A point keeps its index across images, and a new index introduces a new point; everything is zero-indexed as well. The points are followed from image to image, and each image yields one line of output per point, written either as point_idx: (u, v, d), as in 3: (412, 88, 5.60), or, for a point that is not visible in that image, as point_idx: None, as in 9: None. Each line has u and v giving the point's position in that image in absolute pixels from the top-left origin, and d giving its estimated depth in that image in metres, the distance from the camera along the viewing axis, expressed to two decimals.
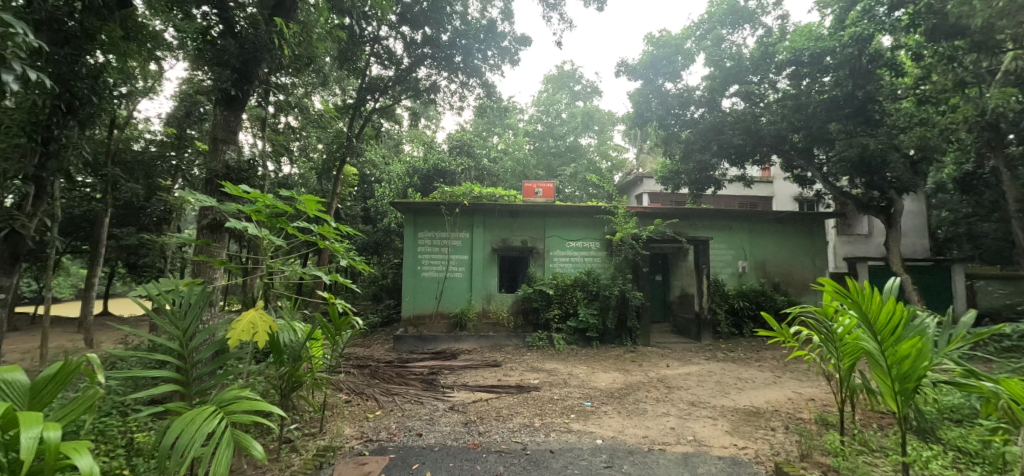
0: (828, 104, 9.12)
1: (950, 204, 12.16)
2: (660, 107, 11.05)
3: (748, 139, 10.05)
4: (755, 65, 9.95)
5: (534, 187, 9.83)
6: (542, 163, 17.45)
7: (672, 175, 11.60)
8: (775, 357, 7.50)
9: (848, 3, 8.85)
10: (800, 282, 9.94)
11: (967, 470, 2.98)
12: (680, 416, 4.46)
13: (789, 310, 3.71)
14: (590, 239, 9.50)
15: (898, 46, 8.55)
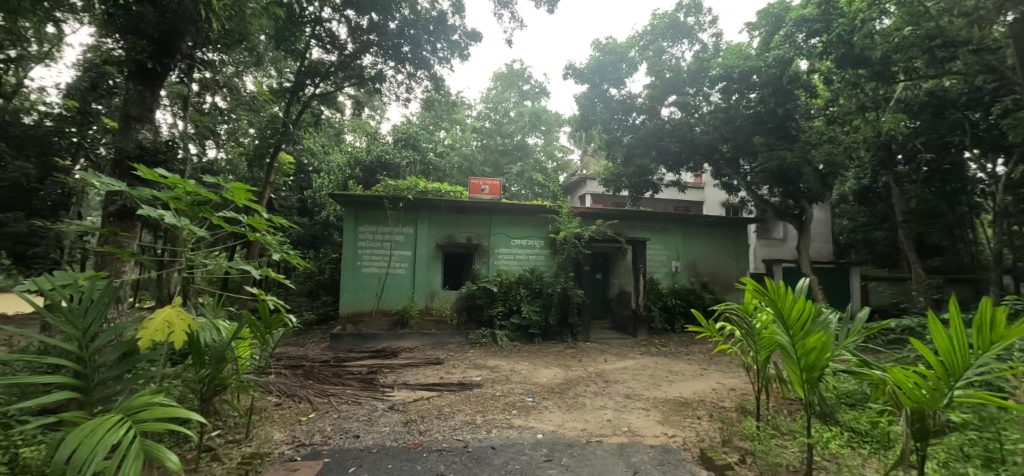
0: (753, 118, 9.95)
1: (850, 214, 13.69)
2: (604, 111, 11.44)
3: (683, 147, 10.74)
4: (691, 78, 10.57)
5: (481, 185, 9.92)
6: (489, 161, 17.61)
7: (614, 178, 12.18)
8: (703, 351, 8.04)
9: (773, 28, 10.05)
10: (724, 282, 10.74)
11: (859, 448, 3.39)
12: (617, 408, 4.67)
13: (716, 307, 3.99)
14: (534, 237, 9.65)
15: (813, 71, 9.45)
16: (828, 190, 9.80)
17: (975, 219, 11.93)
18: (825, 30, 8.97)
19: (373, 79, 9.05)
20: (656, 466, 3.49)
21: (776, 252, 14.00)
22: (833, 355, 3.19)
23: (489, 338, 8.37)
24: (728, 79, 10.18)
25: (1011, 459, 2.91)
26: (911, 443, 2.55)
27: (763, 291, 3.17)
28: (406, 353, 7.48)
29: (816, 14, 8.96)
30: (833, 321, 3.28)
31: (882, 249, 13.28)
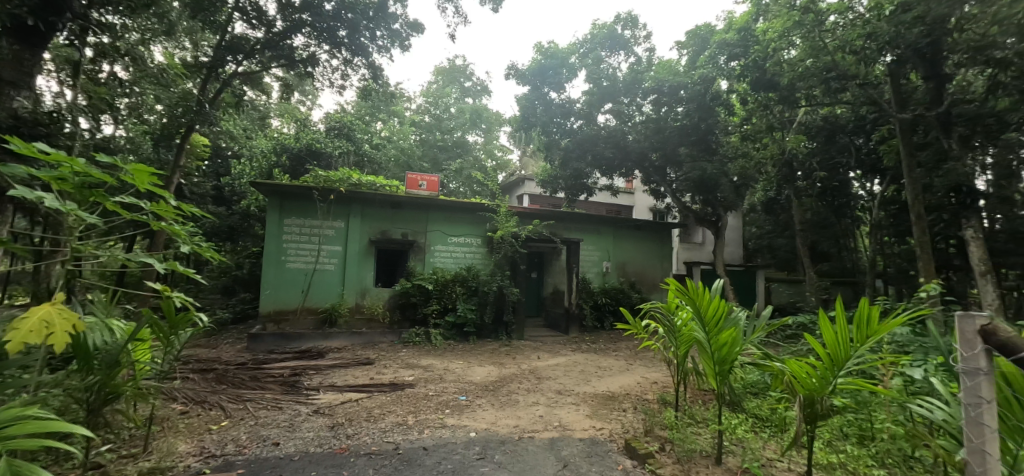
0: (680, 130, 10.67)
1: (757, 222, 15.16)
2: (544, 114, 11.72)
3: (617, 153, 11.27)
4: (626, 88, 11.13)
5: (417, 180, 9.42)
6: (427, 156, 16.53)
7: (551, 179, 12.40)
8: (630, 348, 8.48)
9: (699, 49, 10.87)
10: (650, 282, 11.38)
11: (761, 431, 3.77)
12: (548, 404, 4.79)
13: (641, 306, 4.24)
14: (471, 235, 9.58)
15: (731, 90, 10.32)
16: (741, 199, 10.88)
17: (856, 230, 13.71)
18: (744, 54, 9.65)
19: (305, 61, 8.40)
20: (585, 457, 3.63)
21: (694, 255, 15.15)
22: (742, 349, 3.53)
23: (423, 337, 8.18)
24: (658, 92, 10.81)
25: (879, 436, 3.40)
26: (803, 426, 2.89)
27: (683, 290, 3.43)
28: (333, 354, 7.11)
29: (736, 39, 9.70)
30: (743, 319, 3.61)
31: (782, 255, 14.85)
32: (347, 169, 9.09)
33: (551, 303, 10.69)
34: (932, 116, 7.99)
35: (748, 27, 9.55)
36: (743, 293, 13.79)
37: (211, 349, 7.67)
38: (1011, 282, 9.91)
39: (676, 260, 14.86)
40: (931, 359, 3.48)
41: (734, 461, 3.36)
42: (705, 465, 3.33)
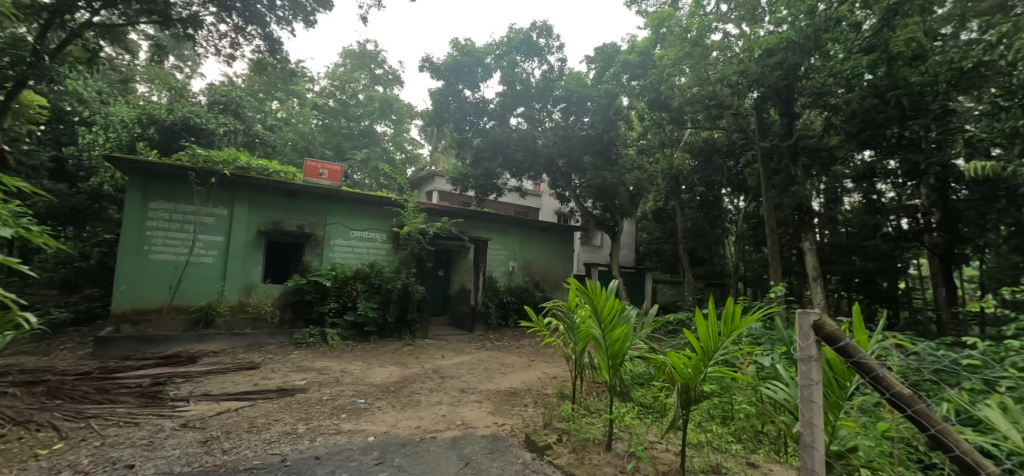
0: (586, 139, 11.31)
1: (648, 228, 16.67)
2: (458, 111, 11.76)
3: (526, 156, 11.61)
4: (538, 94, 11.54)
5: (318, 168, 8.82)
6: (330, 142, 15.42)
7: (462, 177, 12.38)
8: (532, 344, 8.82)
9: (605, 65, 11.41)
10: (553, 281, 11.86)
11: (645, 418, 4.16)
12: (450, 403, 4.76)
13: (544, 305, 4.41)
14: (376, 230, 9.07)
15: (632, 107, 11.16)
16: (635, 207, 11.70)
17: (725, 239, 15.75)
18: (643, 75, 10.73)
19: (186, 21, 7.34)
20: (486, 454, 3.69)
21: (592, 257, 16.24)
22: (631, 344, 3.86)
23: (319, 336, 7.79)
24: (568, 101, 11.35)
25: (737, 415, 3.96)
26: (679, 410, 3.26)
27: (583, 290, 3.65)
28: (207, 358, 6.28)
29: (637, 61, 10.67)
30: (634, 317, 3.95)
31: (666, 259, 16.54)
32: (234, 149, 7.95)
33: (457, 301, 10.67)
34: (785, 146, 9.55)
35: (647, 51, 10.51)
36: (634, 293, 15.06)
37: (38, 356, 6.31)
38: (833, 286, 12.19)
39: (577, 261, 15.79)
40: (778, 349, 4.15)
41: (622, 446, 3.67)
42: (597, 452, 3.59)
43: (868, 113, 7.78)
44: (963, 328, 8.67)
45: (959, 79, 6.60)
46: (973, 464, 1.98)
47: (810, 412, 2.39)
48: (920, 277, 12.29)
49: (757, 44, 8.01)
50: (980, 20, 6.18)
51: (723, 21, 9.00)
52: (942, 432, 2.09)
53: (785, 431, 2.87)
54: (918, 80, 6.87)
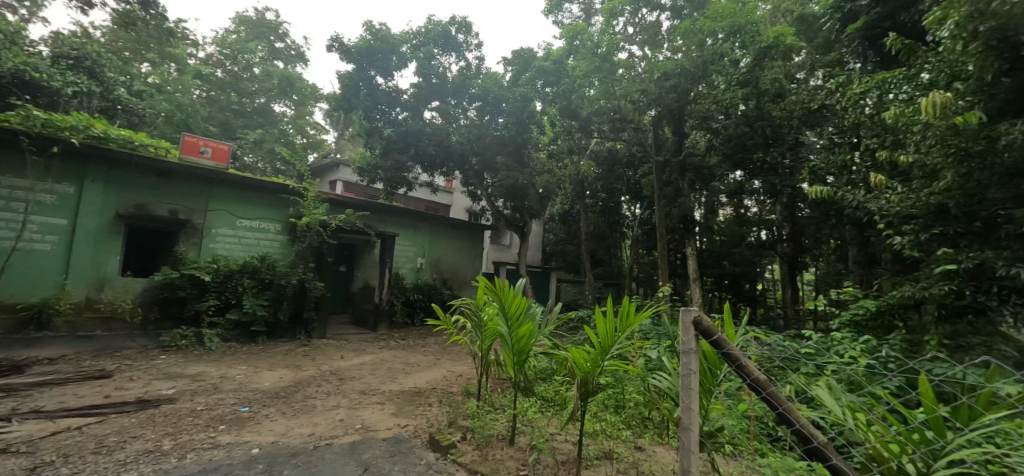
0: (499, 139, 11.40)
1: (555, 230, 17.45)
2: (368, 98, 11.06)
3: (439, 151, 11.37)
4: (454, 90, 11.36)
5: (199, 144, 7.70)
6: (215, 117, 13.31)
7: (370, 168, 11.72)
8: (437, 343, 8.70)
9: (521, 68, 11.45)
10: (461, 279, 11.84)
11: (546, 411, 4.33)
12: (349, 406, 4.50)
13: (452, 302, 4.33)
14: (269, 220, 8.32)
15: (544, 112, 11.50)
16: (543, 209, 12.04)
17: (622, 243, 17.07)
18: (555, 83, 11.30)
19: None
20: (387, 457, 3.55)
21: (501, 255, 16.78)
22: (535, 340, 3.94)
23: (195, 336, 7.05)
24: (483, 100, 11.38)
25: (627, 404, 4.30)
26: (577, 402, 3.42)
27: (491, 288, 3.65)
28: (38, 367, 5.19)
29: (551, 68, 11.17)
30: (538, 313, 4.08)
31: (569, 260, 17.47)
32: (87, 115, 6.54)
33: (360, 299, 10.22)
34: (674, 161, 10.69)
35: (561, 61, 11.11)
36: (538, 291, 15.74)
37: None
38: (707, 287, 13.89)
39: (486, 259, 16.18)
40: (664, 343, 4.58)
41: (524, 439, 3.78)
42: (501, 446, 3.66)
43: (739, 139, 9.03)
44: (799, 322, 10.48)
45: (808, 118, 7.97)
46: (808, 434, 2.33)
47: (689, 399, 2.52)
48: (772, 280, 14.46)
49: (656, 68, 9.01)
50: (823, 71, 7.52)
51: (628, 42, 9.88)
52: (787, 409, 2.41)
53: (669, 415, 3.20)
54: (779, 114, 8.26)
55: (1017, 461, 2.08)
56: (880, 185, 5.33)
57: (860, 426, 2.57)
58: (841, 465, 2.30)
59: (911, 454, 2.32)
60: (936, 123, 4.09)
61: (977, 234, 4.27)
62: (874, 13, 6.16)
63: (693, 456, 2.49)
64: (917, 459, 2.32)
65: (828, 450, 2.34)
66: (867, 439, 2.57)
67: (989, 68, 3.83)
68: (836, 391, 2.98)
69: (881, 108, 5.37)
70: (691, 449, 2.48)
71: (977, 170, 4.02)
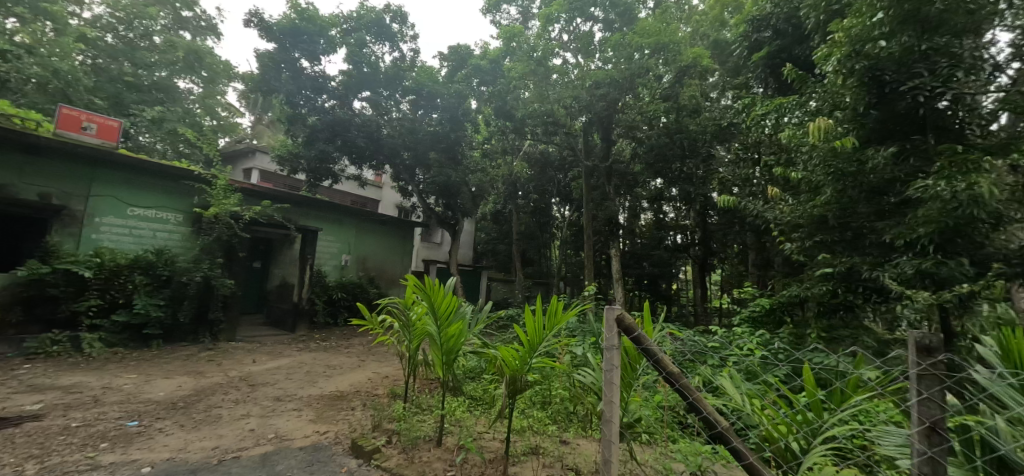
0: (432, 135, 11.14)
1: (486, 229, 17.56)
2: (291, 82, 10.28)
3: (369, 144, 10.82)
4: (386, 81, 10.89)
5: (81, 119, 6.73)
6: (101, 89, 10.90)
7: (291, 157, 10.97)
8: (362, 343, 8.48)
9: (457, 65, 11.37)
10: (389, 277, 11.89)
11: (474, 410, 4.31)
12: (261, 415, 4.16)
13: (378, 301, 4.13)
14: (167, 210, 7.52)
15: (479, 111, 11.42)
16: (475, 207, 12.16)
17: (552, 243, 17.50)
18: (492, 82, 11.16)
19: None
20: (304, 467, 3.30)
21: (432, 254, 16.60)
22: (465, 339, 3.89)
23: (69, 340, 6.14)
24: (417, 94, 11.07)
25: (554, 400, 4.40)
26: (506, 400, 3.43)
27: (421, 286, 3.52)
28: None
29: (488, 68, 11.02)
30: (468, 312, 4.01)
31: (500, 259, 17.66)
32: None
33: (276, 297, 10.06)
34: (602, 167, 11.33)
35: (497, 61, 11.00)
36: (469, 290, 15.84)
37: None
38: (630, 286, 14.76)
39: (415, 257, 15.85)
40: (587, 340, 4.70)
41: (452, 440, 3.72)
42: (427, 448, 3.58)
43: (662, 149, 10.35)
44: (707, 319, 11.53)
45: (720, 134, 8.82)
46: (714, 420, 2.46)
47: (612, 393, 2.60)
48: (686, 281, 15.68)
49: (588, 76, 9.59)
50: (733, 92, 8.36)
51: (563, 48, 10.24)
52: (696, 398, 2.56)
53: (594, 409, 3.33)
54: None
55: (878, 434, 2.41)
56: (776, 197, 6.08)
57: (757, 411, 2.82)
58: (741, 448, 2.41)
59: (795, 432, 2.64)
60: (821, 146, 4.73)
61: (849, 241, 4.93)
62: (776, 44, 6.98)
63: (615, 446, 2.59)
64: (799, 437, 2.64)
65: (730, 434, 2.47)
66: (762, 421, 2.84)
67: (861, 101, 4.54)
68: (736, 381, 3.27)
69: (778, 129, 6.04)
70: (613, 440, 2.59)
71: (850, 187, 4.69)
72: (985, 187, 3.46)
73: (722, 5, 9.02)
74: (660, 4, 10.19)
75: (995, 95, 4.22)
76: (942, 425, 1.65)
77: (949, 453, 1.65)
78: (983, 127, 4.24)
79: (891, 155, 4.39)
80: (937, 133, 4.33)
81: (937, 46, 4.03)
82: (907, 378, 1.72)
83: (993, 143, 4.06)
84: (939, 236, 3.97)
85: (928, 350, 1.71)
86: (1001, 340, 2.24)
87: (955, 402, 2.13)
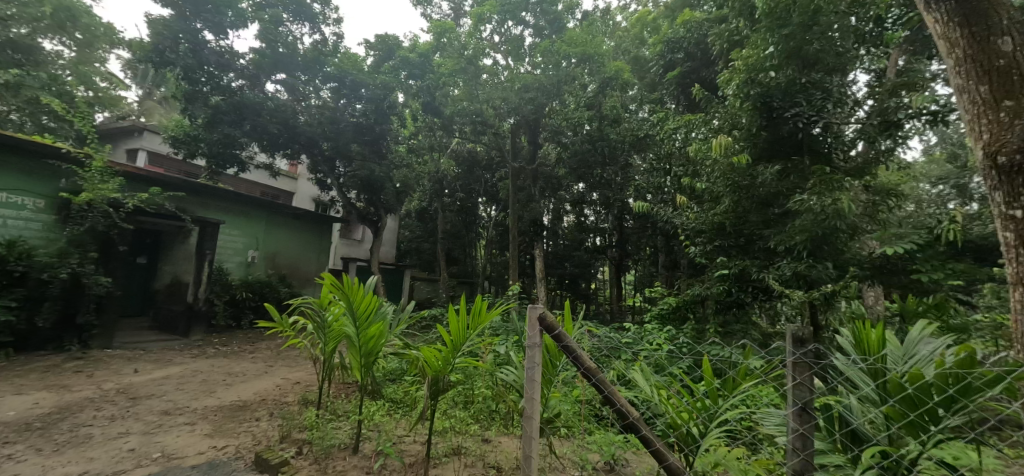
0: (355, 127, 10.61)
1: (411, 227, 17.23)
2: (190, 54, 9.01)
3: (283, 130, 10.03)
4: (305, 65, 10.08)
5: None
6: None
7: (190, 140, 9.76)
8: (269, 348, 7.88)
9: (385, 55, 10.91)
10: (302, 276, 11.49)
11: (395, 413, 4.16)
12: (143, 432, 3.69)
13: (290, 302, 3.72)
14: (27, 194, 6.34)
15: (406, 105, 11.07)
16: (399, 204, 11.88)
17: (478, 243, 17.51)
18: (420, 76, 10.87)
19: None
20: None
21: (353, 251, 15.88)
22: (386, 341, 3.62)
23: None
24: (339, 82, 10.36)
25: (477, 400, 4.39)
26: (427, 403, 3.18)
27: (338, 284, 3.19)
28: None
29: (416, 61, 10.71)
30: (389, 312, 3.81)
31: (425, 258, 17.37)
32: None
33: (166, 296, 9.31)
34: (529, 169, 12.00)
35: (427, 55, 10.71)
36: (392, 289, 15.32)
37: None
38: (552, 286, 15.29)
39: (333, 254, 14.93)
40: (510, 339, 4.80)
41: (370, 446, 3.53)
42: (342, 457, 3.35)
43: (584, 155, 11.35)
44: (621, 316, 12.36)
45: None
46: (625, 411, 2.44)
47: (533, 390, 2.45)
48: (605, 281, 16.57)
49: (516, 80, 10.16)
50: (649, 106, 9.14)
51: (493, 49, 10.63)
52: (610, 391, 2.46)
53: (513, 407, 3.21)
54: None
55: (762, 417, 2.56)
56: (683, 204, 6.72)
57: (663, 400, 2.82)
58: (650, 436, 2.42)
59: (695, 418, 2.65)
60: (721, 160, 5.31)
61: (741, 246, 5.61)
62: (687, 66, 7.74)
63: (536, 444, 2.41)
64: (698, 422, 2.65)
65: (640, 423, 2.45)
66: (666, 410, 2.78)
67: (754, 123, 5.11)
68: (646, 372, 3.13)
69: (687, 142, 6.57)
70: (534, 437, 2.43)
71: (743, 198, 5.30)
72: (846, 203, 4.20)
73: (641, 25, 9.28)
74: (587, 16, 10.82)
75: (855, 126, 5.13)
76: (811, 404, 1.86)
77: (815, 429, 1.87)
78: (845, 153, 5.16)
79: (776, 173, 5.05)
80: (812, 155, 5.08)
81: (813, 80, 4.83)
82: (785, 365, 1.89)
83: (852, 168, 4.98)
84: (810, 243, 4.67)
85: (802, 341, 1.90)
86: (856, 331, 2.36)
87: (821, 385, 2.32)
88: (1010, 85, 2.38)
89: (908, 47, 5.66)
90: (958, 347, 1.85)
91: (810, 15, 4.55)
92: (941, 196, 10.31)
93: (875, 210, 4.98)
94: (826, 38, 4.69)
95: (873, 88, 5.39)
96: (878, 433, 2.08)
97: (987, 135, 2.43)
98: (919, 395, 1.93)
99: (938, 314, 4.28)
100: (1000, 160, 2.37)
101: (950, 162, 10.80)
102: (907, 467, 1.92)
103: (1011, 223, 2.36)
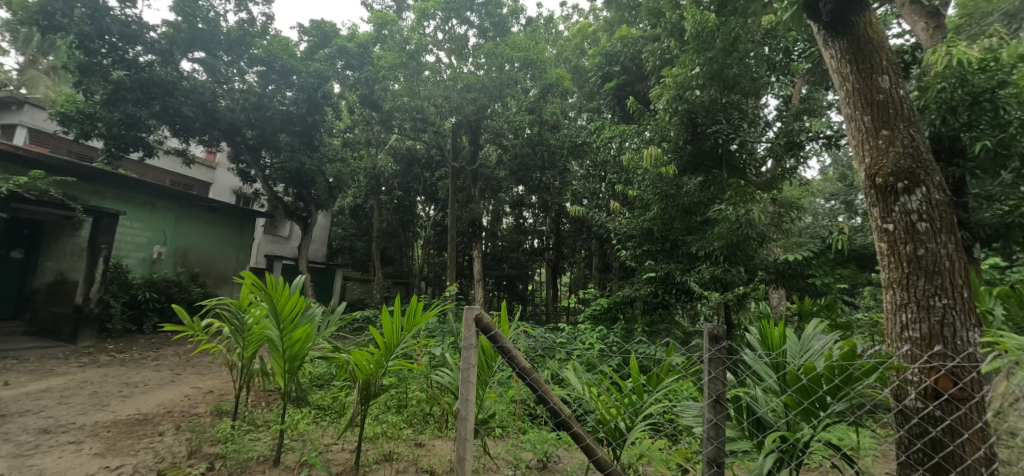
0: (284, 115, 9.84)
1: (344, 225, 16.48)
2: (88, 21, 7.83)
3: (199, 114, 9.09)
4: (228, 44, 9.26)
5: None
6: None
7: (84, 118, 8.56)
8: (177, 354, 7.11)
9: (321, 41, 10.21)
10: (216, 274, 10.52)
11: (320, 420, 3.91)
12: (13, 455, 3.17)
13: (201, 303, 3.27)
14: None
15: (343, 96, 10.59)
16: (331, 200, 11.30)
17: (414, 243, 17.16)
18: (358, 68, 10.30)
19: None
20: None
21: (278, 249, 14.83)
22: (311, 343, 3.35)
23: None
24: (267, 66, 9.68)
25: (409, 403, 4.19)
26: (356, 408, 2.97)
27: (258, 285, 2.84)
28: None
29: (354, 51, 10.09)
30: (317, 313, 3.53)
31: (358, 258, 16.70)
32: None
33: (47, 298, 8.13)
34: (469, 169, 12.04)
35: (367, 46, 10.16)
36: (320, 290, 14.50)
37: None
38: (490, 287, 15.39)
39: (254, 251, 13.88)
40: (445, 340, 4.82)
41: (292, 456, 3.25)
42: (260, 469, 3.04)
43: (524, 157, 11.41)
44: (557, 316, 12.74)
45: None
46: (558, 409, 2.34)
47: (468, 391, 2.27)
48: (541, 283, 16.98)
49: (459, 80, 10.20)
50: (587, 113, 9.59)
51: (436, 46, 10.62)
52: (546, 390, 2.39)
53: (448, 410, 3.04)
54: None
55: (682, 408, 2.59)
56: (615, 210, 7.07)
57: (594, 396, 2.83)
58: (581, 432, 2.36)
59: (623, 413, 2.69)
60: (652, 170, 5.62)
61: (666, 251, 6.00)
62: (622, 78, 8.23)
63: (470, 446, 2.27)
64: (626, 417, 2.70)
65: (572, 420, 2.38)
66: (598, 406, 2.81)
67: (681, 137, 5.53)
68: (578, 370, 3.12)
69: (621, 151, 7.00)
70: (468, 438, 2.26)
71: (670, 206, 5.64)
72: (756, 212, 4.68)
73: (581, 35, 10.38)
74: (531, 23, 11.14)
75: (766, 144, 5.69)
76: (723, 398, 1.96)
77: (727, 419, 1.96)
78: (757, 168, 5.70)
79: (699, 183, 5.47)
80: (729, 170, 5.59)
81: (732, 100, 5.33)
82: (704, 360, 1.96)
83: (762, 181, 5.52)
84: (727, 249, 5.13)
85: (717, 338, 1.97)
86: (763, 329, 2.51)
87: (732, 378, 2.46)
88: (887, 118, 2.68)
89: (810, 79, 6.52)
90: (845, 342, 2.05)
91: (731, 42, 5.04)
92: (832, 210, 11.95)
93: (780, 221, 5.59)
94: (743, 63, 5.19)
95: (780, 112, 6.06)
96: (778, 420, 2.21)
97: (868, 159, 2.70)
98: (815, 385, 2.09)
99: (828, 313, 4.85)
100: (878, 181, 2.63)
101: (839, 181, 12.55)
102: (801, 449, 2.11)
103: (885, 239, 2.59)
